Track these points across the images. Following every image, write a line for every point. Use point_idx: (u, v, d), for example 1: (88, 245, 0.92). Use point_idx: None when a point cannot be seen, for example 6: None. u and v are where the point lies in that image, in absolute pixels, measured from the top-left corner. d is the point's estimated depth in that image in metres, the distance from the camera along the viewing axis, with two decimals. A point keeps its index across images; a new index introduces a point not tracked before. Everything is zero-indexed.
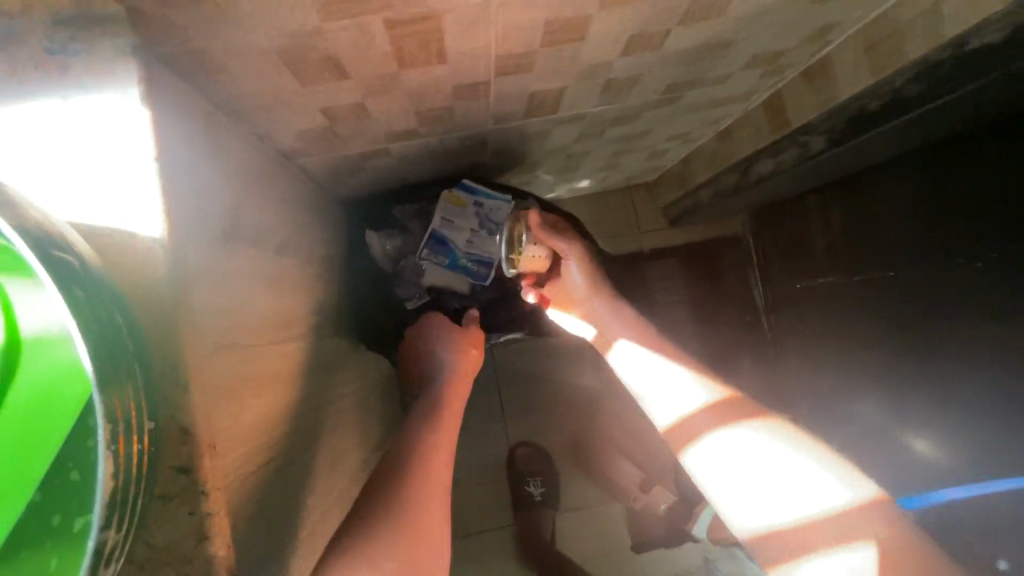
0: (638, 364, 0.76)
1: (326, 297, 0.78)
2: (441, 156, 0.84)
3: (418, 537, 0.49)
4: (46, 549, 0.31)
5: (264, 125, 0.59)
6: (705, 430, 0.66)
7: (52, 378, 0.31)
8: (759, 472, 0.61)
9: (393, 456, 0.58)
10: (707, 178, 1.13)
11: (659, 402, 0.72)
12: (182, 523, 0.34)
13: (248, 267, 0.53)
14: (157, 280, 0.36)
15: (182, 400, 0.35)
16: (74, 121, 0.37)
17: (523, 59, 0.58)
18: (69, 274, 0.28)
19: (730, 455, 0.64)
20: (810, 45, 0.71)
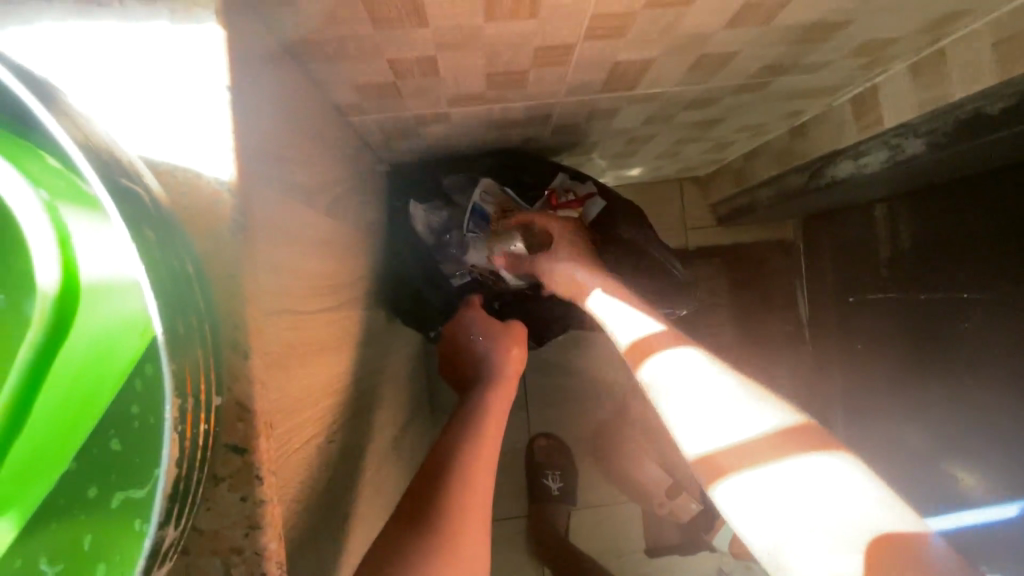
0: (683, 374, 0.60)
1: (367, 266, 0.74)
2: (500, 127, 0.78)
3: (459, 548, 0.48)
4: (77, 526, 0.27)
5: (325, 74, 0.54)
6: (749, 462, 0.51)
7: (110, 334, 0.25)
8: (815, 503, 0.46)
9: (435, 461, 0.57)
10: (768, 177, 1.06)
11: (695, 424, 0.56)
12: (233, 510, 0.30)
13: (300, 226, 0.48)
14: (223, 230, 0.31)
15: (238, 370, 0.30)
16: (140, 38, 0.32)
17: (619, 22, 0.51)
18: (145, 217, 0.25)
19: (774, 488, 0.48)
20: (931, 36, 0.64)
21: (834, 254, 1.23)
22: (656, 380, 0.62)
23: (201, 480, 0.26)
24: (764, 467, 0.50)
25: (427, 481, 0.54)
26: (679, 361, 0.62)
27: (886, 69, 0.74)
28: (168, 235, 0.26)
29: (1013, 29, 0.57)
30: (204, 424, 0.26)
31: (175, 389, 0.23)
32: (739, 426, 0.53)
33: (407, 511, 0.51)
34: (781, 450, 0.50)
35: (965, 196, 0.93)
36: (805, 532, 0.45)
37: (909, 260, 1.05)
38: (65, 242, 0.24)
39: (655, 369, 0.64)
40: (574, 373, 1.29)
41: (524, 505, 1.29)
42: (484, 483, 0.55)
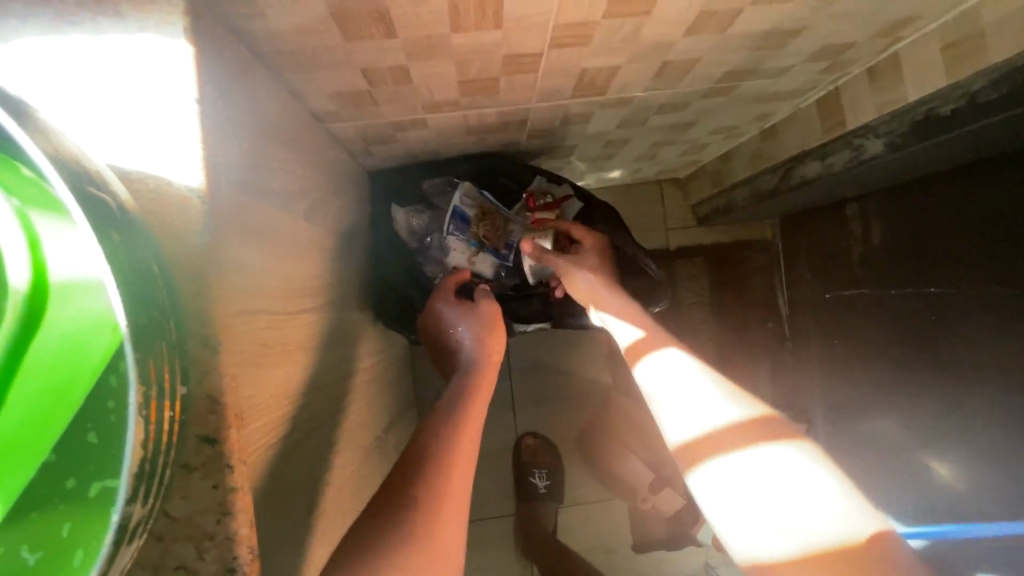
0: (666, 374, 0.68)
1: (347, 270, 0.76)
2: (476, 132, 0.81)
3: (429, 543, 0.50)
4: (57, 513, 0.29)
5: (301, 83, 0.56)
6: (719, 451, 0.60)
7: (82, 331, 0.27)
8: (777, 491, 0.56)
9: (410, 454, 0.58)
10: (742, 177, 1.09)
11: (675, 417, 0.64)
12: (206, 498, 0.31)
13: (275, 229, 0.49)
14: (192, 233, 0.33)
15: (209, 366, 0.32)
16: (112, 51, 0.34)
17: (581, 30, 0.53)
18: (107, 218, 0.26)
19: (744, 478, 0.58)
20: (885, 41, 0.66)
21: (810, 253, 1.26)
22: (643, 379, 0.71)
23: (167, 464, 0.28)
24: (731, 454, 0.59)
25: (403, 472, 0.55)
26: (665, 361, 0.69)
27: (846, 72, 0.76)
28: (132, 236, 0.28)
29: (961, 33, 0.60)
30: (169, 410, 0.28)
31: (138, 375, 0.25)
32: (710, 416, 0.62)
33: (381, 501, 0.52)
34: (747, 440, 0.59)
35: (932, 194, 0.96)
36: (767, 521, 0.55)
37: (881, 256, 1.08)
38: (35, 245, 0.26)
39: (643, 369, 0.72)
40: (560, 373, 1.31)
41: (512, 504, 1.31)
42: (459, 478, 0.57)
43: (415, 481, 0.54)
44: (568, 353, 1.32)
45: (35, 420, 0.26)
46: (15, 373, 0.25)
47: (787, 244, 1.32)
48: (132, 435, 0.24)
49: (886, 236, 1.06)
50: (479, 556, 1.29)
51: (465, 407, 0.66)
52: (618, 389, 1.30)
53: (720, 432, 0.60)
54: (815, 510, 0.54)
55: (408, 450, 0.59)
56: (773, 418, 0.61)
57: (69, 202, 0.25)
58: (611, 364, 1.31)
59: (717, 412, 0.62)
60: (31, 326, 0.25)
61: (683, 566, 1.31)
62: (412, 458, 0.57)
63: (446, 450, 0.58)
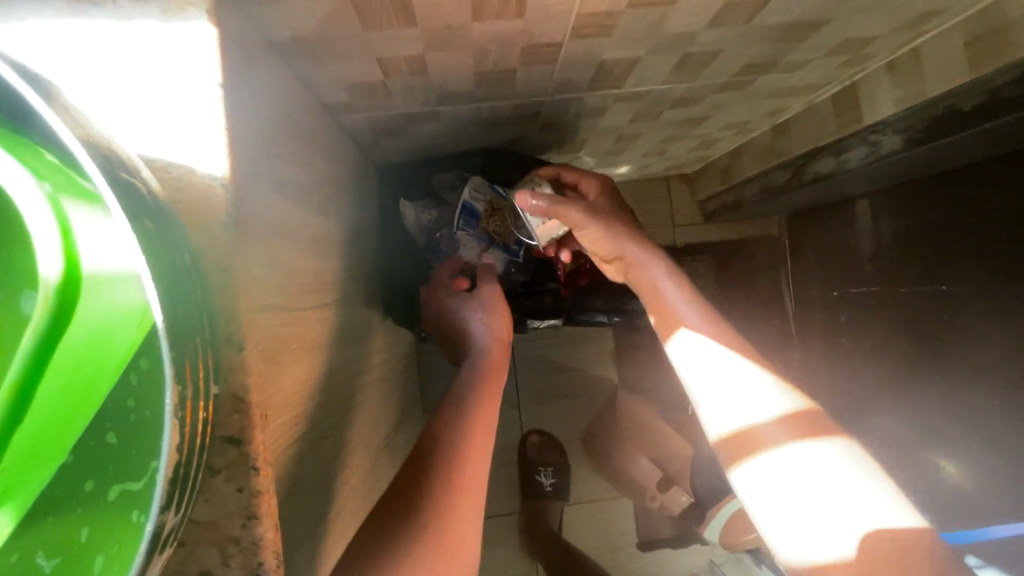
0: (706, 361, 0.64)
1: (357, 265, 0.74)
2: (488, 126, 0.79)
3: (447, 541, 0.49)
4: (74, 517, 0.28)
5: (315, 73, 0.54)
6: (769, 444, 0.59)
7: (111, 326, 0.26)
8: (825, 488, 0.55)
9: (423, 450, 0.57)
10: (753, 174, 1.08)
11: (717, 408, 0.62)
12: (229, 501, 0.30)
13: (291, 222, 0.48)
14: (217, 224, 0.32)
15: (235, 364, 0.31)
16: (136, 34, 0.32)
17: (605, 20, 0.52)
18: (140, 208, 0.25)
19: (784, 471, 0.57)
20: (907, 35, 0.65)
21: (818, 250, 1.26)
22: (678, 365, 0.67)
23: (200, 470, 0.26)
24: (781, 449, 0.58)
25: (416, 470, 0.54)
26: (702, 346, 0.65)
27: (864, 67, 0.75)
28: (164, 227, 0.26)
29: (986, 27, 0.59)
30: (203, 412, 0.26)
31: (175, 375, 0.23)
32: (758, 409, 0.60)
33: (395, 501, 0.51)
34: (793, 434, 0.58)
35: (946, 191, 0.95)
36: (816, 517, 0.55)
37: (892, 254, 1.07)
38: (67, 233, 0.24)
39: (679, 352, 0.68)
40: (566, 370, 1.30)
41: (517, 502, 1.30)
42: (476, 475, 0.55)
43: (429, 479, 0.53)
44: (574, 351, 1.30)
45: (60, 420, 0.25)
46: (42, 369, 0.23)
47: (795, 241, 1.31)
48: (168, 438, 0.23)
49: (897, 234, 1.05)
50: (483, 554, 1.29)
51: (477, 401, 0.65)
52: (625, 386, 1.29)
53: (769, 427, 0.59)
54: (857, 504, 0.54)
55: (420, 446, 0.58)
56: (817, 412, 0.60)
57: (103, 189, 0.23)
58: (617, 362, 1.30)
59: (766, 407, 0.60)
60: (64, 320, 0.24)
61: (688, 564, 1.31)
62: (425, 456, 0.56)
63: (460, 446, 0.57)
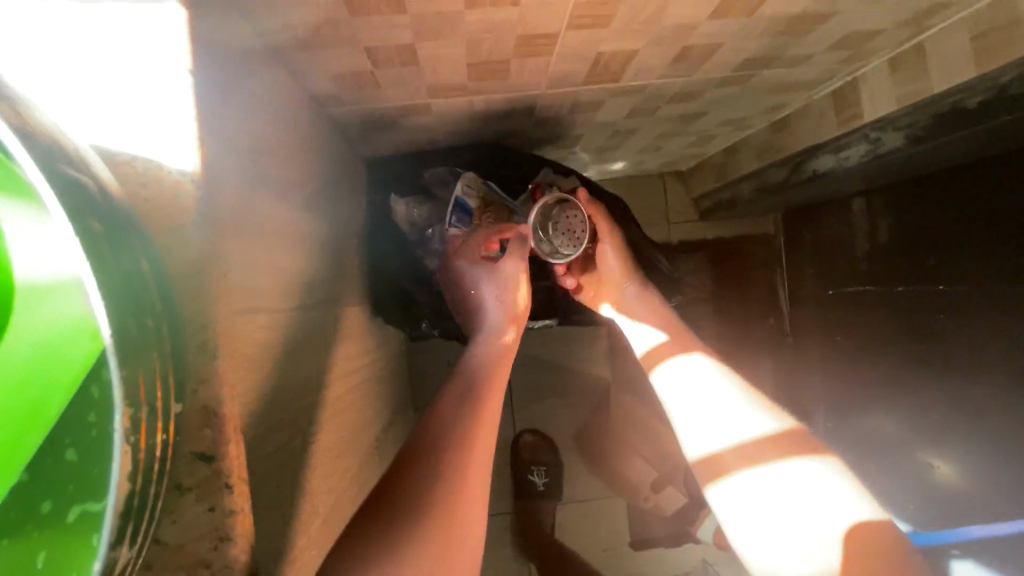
0: (686, 381, 0.66)
1: (345, 263, 0.72)
2: (482, 120, 0.77)
3: (447, 538, 0.48)
4: (38, 537, 0.25)
5: (300, 63, 0.52)
6: (747, 464, 0.58)
7: (51, 342, 0.24)
8: (795, 500, 0.54)
9: (420, 440, 0.54)
10: (750, 171, 1.06)
11: (696, 428, 0.62)
12: (201, 520, 0.28)
13: (274, 219, 0.46)
14: (183, 224, 0.30)
15: (205, 377, 0.29)
16: (92, 13, 0.30)
17: (603, 10, 0.50)
18: (93, 208, 0.23)
19: (765, 491, 0.56)
20: (911, 30, 0.64)
21: (813, 248, 1.25)
22: (659, 387, 0.68)
23: (158, 496, 0.24)
24: (760, 468, 0.57)
25: (413, 461, 0.51)
26: (683, 368, 0.67)
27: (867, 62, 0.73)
28: (118, 228, 0.24)
29: (993, 22, 0.58)
30: (163, 435, 0.24)
31: (125, 398, 0.22)
32: (738, 427, 0.59)
33: (389, 493, 0.49)
34: (774, 452, 0.57)
35: (945, 190, 0.94)
36: (786, 531, 0.53)
37: (887, 255, 1.06)
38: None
39: (659, 375, 0.70)
40: (560, 369, 1.29)
41: (510, 501, 1.28)
42: (477, 468, 0.54)
43: (429, 472, 0.50)
44: (568, 349, 1.29)
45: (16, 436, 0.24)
46: None
47: (790, 239, 1.30)
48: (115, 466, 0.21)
49: (894, 233, 1.04)
50: None
51: (484, 382, 0.63)
52: (619, 385, 1.28)
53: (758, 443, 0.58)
54: (840, 527, 0.51)
55: (419, 435, 0.55)
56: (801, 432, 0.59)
57: (39, 186, 0.21)
58: (612, 361, 1.28)
59: (741, 424, 0.59)
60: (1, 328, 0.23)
61: (681, 563, 1.30)
62: (422, 447, 0.53)
63: (463, 435, 0.55)
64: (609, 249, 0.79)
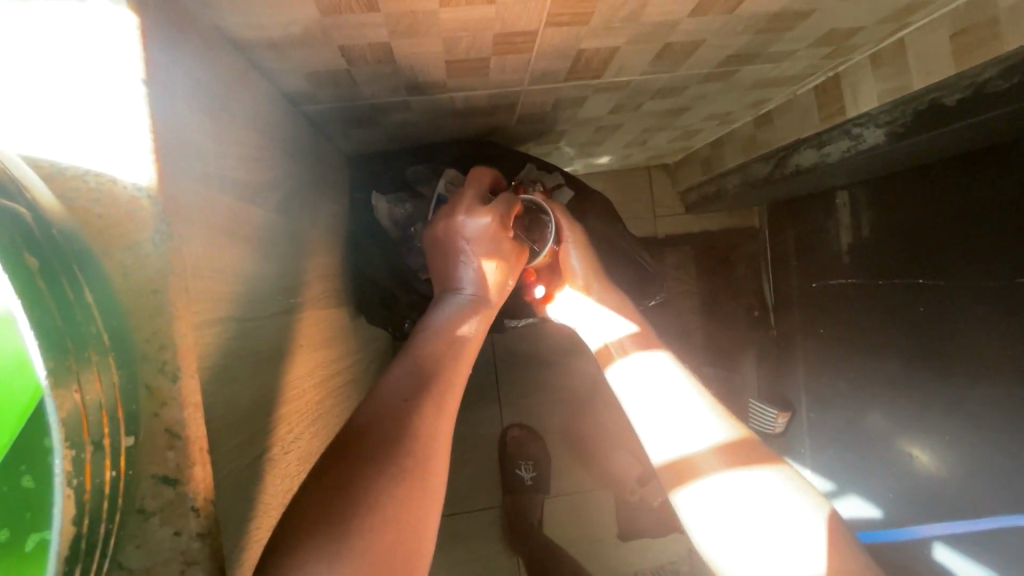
0: (645, 386, 0.66)
1: (324, 263, 0.71)
2: (463, 116, 0.76)
3: (416, 503, 0.43)
4: None
5: (271, 62, 0.50)
6: (711, 469, 0.58)
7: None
8: (748, 508, 0.55)
9: (379, 398, 0.50)
10: (734, 165, 1.06)
11: (656, 433, 0.62)
12: (166, 545, 0.30)
13: (245, 224, 0.45)
14: (133, 244, 0.30)
15: (169, 400, 0.30)
16: (39, 25, 0.29)
17: (582, 7, 0.49)
18: (31, 243, 0.24)
19: (723, 496, 0.56)
20: (891, 27, 0.64)
21: (797, 241, 1.25)
22: (618, 389, 0.68)
23: (112, 529, 0.28)
24: (718, 475, 0.57)
25: (374, 420, 0.47)
26: (643, 372, 0.67)
27: (848, 59, 0.73)
28: (63, 265, 0.25)
29: (972, 20, 0.57)
30: (111, 470, 0.27)
31: (65, 439, 0.24)
32: (694, 435, 0.60)
33: (350, 451, 0.44)
34: (732, 461, 0.57)
35: (928, 183, 0.95)
36: (742, 539, 0.55)
37: (871, 248, 1.07)
38: None
39: (617, 372, 0.70)
40: (546, 364, 1.29)
41: (497, 497, 1.29)
42: (445, 426, 0.51)
43: (394, 429, 0.46)
44: (555, 344, 1.29)
45: None
46: None
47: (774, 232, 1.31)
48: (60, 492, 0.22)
49: (876, 227, 1.05)
50: (465, 549, 1.28)
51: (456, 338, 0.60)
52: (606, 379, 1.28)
53: (710, 454, 0.58)
54: (799, 539, 0.52)
55: (381, 392, 0.51)
56: (752, 439, 0.59)
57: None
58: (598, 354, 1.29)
59: (696, 432, 0.60)
60: None
61: (668, 552, 1.32)
62: (390, 408, 0.48)
63: (430, 386, 0.52)
64: (575, 260, 0.79)
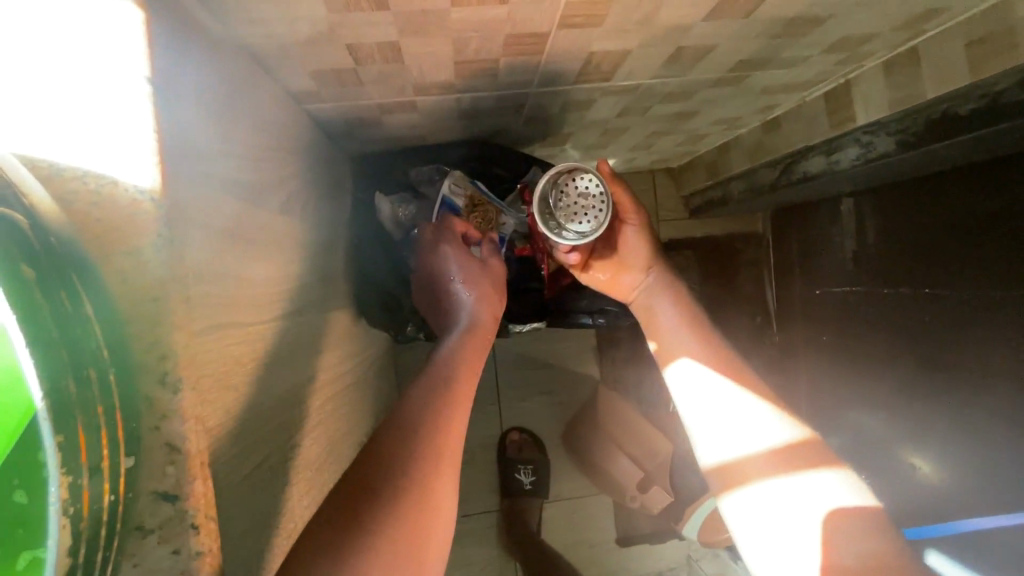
0: (699, 386, 0.64)
1: (327, 265, 0.70)
2: (470, 117, 0.75)
3: (426, 519, 0.46)
4: None
5: (278, 61, 0.49)
6: (764, 473, 0.57)
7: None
8: (802, 511, 0.54)
9: (396, 419, 0.51)
10: (740, 171, 1.06)
11: (711, 436, 0.62)
12: (164, 564, 0.29)
13: (249, 226, 0.44)
14: (134, 250, 0.29)
15: (168, 414, 0.29)
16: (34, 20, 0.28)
17: (595, 9, 0.48)
18: (27, 255, 0.23)
19: (772, 502, 0.56)
20: (906, 34, 0.63)
21: (801, 248, 1.24)
22: (672, 388, 0.67)
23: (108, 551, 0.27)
24: (773, 478, 0.56)
25: None
26: (696, 371, 0.66)
27: (860, 65, 0.73)
28: (60, 279, 0.25)
29: (989, 28, 0.57)
30: (109, 493, 0.27)
31: (62, 466, 0.24)
32: (752, 437, 0.59)
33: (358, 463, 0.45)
34: (764, 471, 0.57)
35: (936, 192, 0.94)
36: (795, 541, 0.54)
37: (875, 255, 1.06)
38: None
39: (670, 371, 0.69)
40: (548, 368, 1.28)
41: (495, 501, 1.28)
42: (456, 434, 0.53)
43: None
44: (557, 347, 1.28)
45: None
46: None
47: (778, 237, 1.30)
48: None
49: (881, 235, 1.04)
50: (462, 553, 1.27)
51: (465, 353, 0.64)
52: (606, 383, 1.27)
53: (761, 459, 0.58)
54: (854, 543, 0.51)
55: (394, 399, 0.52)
56: (813, 443, 0.58)
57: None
58: (600, 359, 1.28)
59: (760, 431, 0.59)
60: None
61: (666, 558, 1.31)
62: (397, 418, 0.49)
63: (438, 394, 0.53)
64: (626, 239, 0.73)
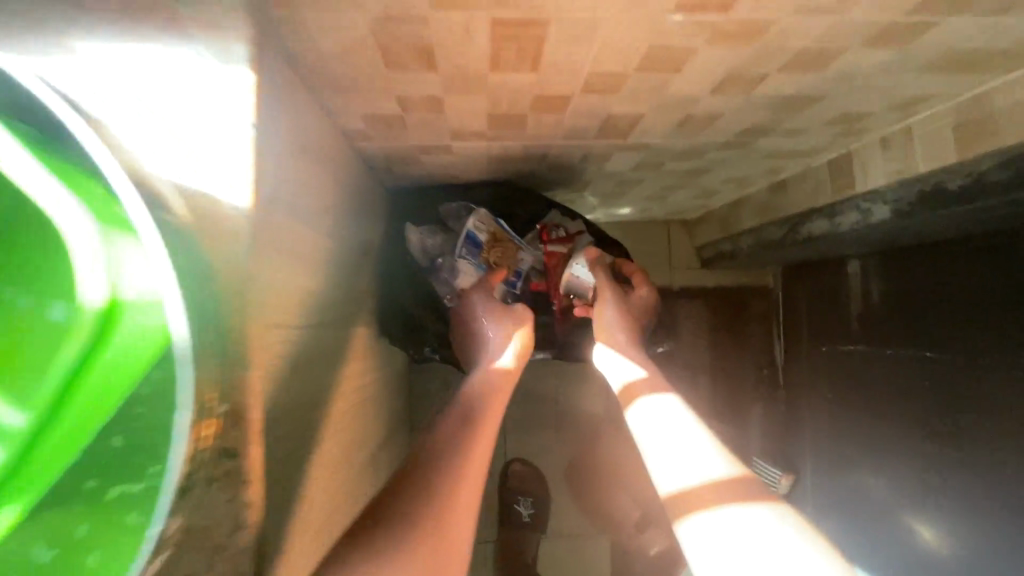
0: (657, 421, 0.64)
1: (359, 285, 0.76)
2: (498, 161, 0.82)
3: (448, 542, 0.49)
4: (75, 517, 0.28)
5: (338, 106, 0.58)
6: (712, 504, 0.55)
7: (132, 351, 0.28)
8: (745, 547, 0.51)
9: (430, 447, 0.57)
10: (750, 227, 1.12)
11: (664, 463, 0.60)
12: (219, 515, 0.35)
13: (304, 243, 0.51)
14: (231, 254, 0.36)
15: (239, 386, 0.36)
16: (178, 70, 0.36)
17: (614, 80, 0.56)
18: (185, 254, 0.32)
19: (721, 532, 0.53)
20: (898, 115, 0.69)
21: (809, 304, 1.28)
22: (633, 425, 0.67)
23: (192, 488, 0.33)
24: (717, 511, 0.54)
25: None
26: (656, 408, 0.66)
27: (860, 139, 0.79)
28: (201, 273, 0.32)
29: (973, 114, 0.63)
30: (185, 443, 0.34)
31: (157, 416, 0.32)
32: (696, 467, 0.57)
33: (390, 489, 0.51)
34: None
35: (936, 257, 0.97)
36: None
37: (879, 318, 1.10)
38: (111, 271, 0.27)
39: (634, 414, 0.69)
40: (554, 402, 1.31)
41: (494, 533, 1.29)
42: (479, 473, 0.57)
43: None
44: (565, 384, 1.32)
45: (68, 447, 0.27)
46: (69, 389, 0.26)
47: (789, 292, 1.34)
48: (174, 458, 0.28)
49: (887, 297, 1.07)
50: None
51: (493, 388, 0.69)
52: (611, 423, 1.30)
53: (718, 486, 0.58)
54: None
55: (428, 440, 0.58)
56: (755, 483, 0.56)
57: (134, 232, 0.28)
58: (606, 398, 1.31)
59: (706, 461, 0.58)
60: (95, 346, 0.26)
61: None
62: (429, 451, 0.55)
63: (466, 430, 0.60)
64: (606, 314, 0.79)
